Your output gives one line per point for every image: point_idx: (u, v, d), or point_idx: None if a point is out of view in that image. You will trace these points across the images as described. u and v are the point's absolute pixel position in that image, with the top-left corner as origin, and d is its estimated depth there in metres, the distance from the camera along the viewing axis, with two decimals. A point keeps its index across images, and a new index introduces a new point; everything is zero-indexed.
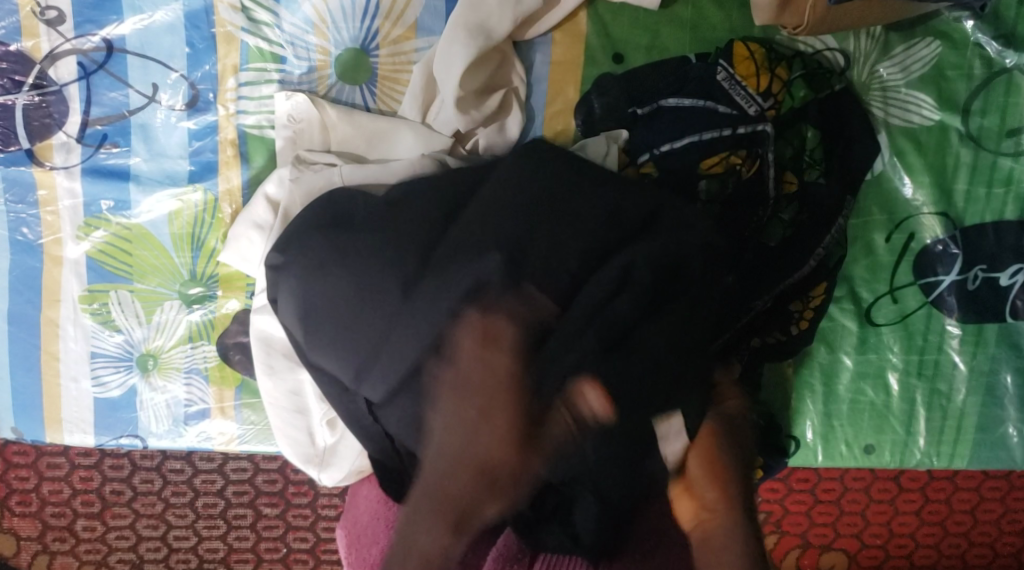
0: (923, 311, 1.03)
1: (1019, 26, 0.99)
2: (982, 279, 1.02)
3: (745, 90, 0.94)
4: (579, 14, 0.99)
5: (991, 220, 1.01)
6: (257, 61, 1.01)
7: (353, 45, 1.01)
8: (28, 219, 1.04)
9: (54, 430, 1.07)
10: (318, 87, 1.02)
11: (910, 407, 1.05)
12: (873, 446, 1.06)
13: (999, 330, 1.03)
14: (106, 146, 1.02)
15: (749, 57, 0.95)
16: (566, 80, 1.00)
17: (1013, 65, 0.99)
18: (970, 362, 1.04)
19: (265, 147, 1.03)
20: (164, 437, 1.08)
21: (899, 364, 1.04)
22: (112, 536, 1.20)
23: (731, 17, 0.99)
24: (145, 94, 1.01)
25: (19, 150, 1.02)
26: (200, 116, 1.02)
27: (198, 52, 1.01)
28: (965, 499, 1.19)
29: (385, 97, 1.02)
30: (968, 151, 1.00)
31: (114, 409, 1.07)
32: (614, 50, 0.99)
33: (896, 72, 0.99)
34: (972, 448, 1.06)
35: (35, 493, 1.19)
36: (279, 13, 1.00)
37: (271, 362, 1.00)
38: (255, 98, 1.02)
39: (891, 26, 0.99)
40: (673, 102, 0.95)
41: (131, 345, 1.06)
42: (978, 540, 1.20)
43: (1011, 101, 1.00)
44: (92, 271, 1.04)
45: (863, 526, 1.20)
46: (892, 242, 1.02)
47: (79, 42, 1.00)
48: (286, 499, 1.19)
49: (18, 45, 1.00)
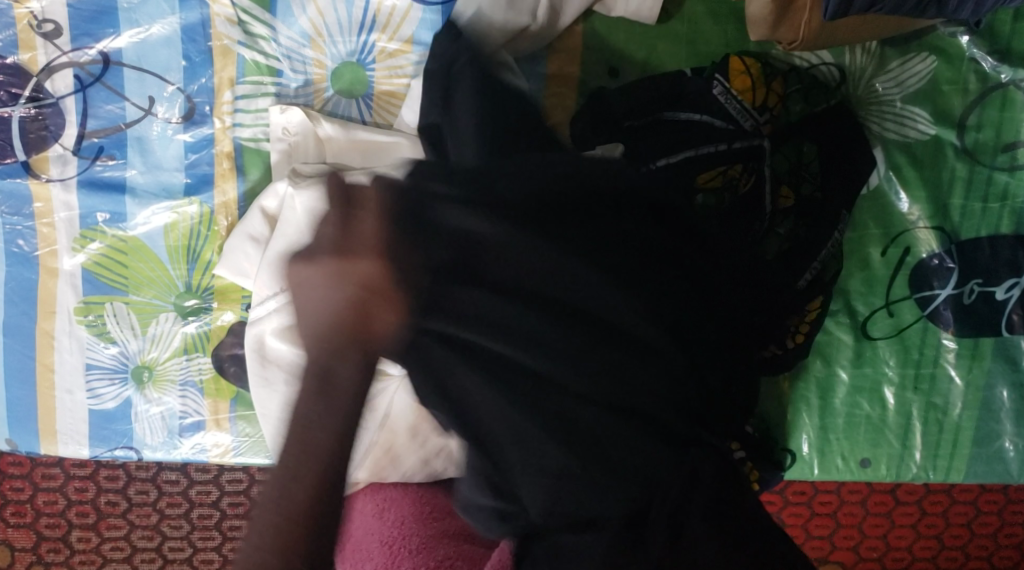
0: (917, 326, 1.02)
1: (1014, 41, 0.99)
2: (977, 293, 1.01)
3: (757, 106, 0.96)
4: (574, 29, 1.00)
5: (986, 234, 1.01)
6: (253, 75, 1.02)
7: (351, 60, 1.01)
8: (24, 230, 1.04)
9: (49, 442, 1.08)
10: (315, 101, 1.02)
11: (906, 421, 1.04)
12: (869, 461, 1.05)
13: (995, 343, 1.02)
14: (102, 159, 1.03)
15: (745, 71, 0.96)
16: (564, 94, 1.00)
17: (1008, 80, 0.99)
18: (966, 376, 1.03)
19: (261, 159, 1.03)
20: (159, 449, 1.08)
21: (894, 378, 1.04)
22: (107, 548, 1.20)
23: (727, 33, 0.99)
24: (142, 107, 1.02)
25: (15, 162, 1.03)
26: (197, 128, 1.02)
27: (194, 65, 1.01)
28: (960, 512, 1.19)
29: (381, 110, 1.02)
30: (963, 165, 1.00)
31: (109, 422, 1.07)
32: (609, 64, 1.00)
33: (891, 86, 0.99)
34: (968, 463, 1.05)
35: (29, 504, 1.19)
36: (276, 27, 1.00)
37: (266, 375, 0.99)
38: (252, 110, 1.02)
39: (886, 42, 0.99)
40: (672, 116, 0.94)
41: (126, 357, 1.06)
42: (975, 553, 1.20)
43: (1006, 115, 0.99)
44: (89, 283, 1.05)
45: (859, 539, 1.20)
46: (888, 256, 1.01)
47: (76, 55, 1.01)
48: None
49: (16, 58, 1.01)
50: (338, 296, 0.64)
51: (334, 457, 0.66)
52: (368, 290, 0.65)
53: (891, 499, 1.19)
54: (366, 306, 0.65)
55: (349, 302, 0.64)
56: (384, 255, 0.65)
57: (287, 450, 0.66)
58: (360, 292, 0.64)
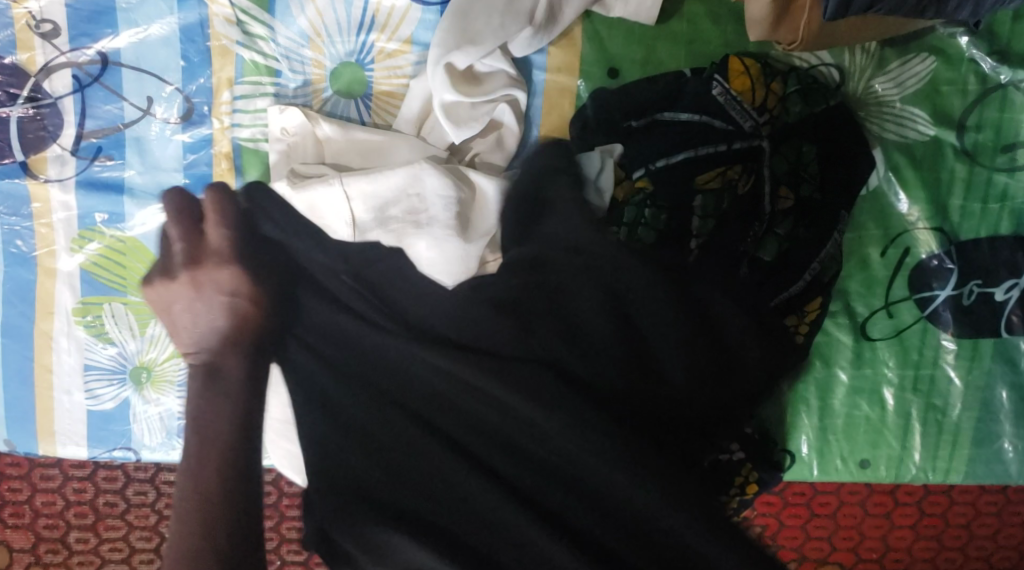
0: (917, 327, 1.02)
1: (1013, 42, 0.99)
2: (977, 294, 1.01)
3: (756, 107, 0.95)
4: (574, 28, 1.00)
5: (986, 235, 1.01)
6: (252, 75, 1.01)
7: (350, 60, 1.01)
8: (22, 231, 1.04)
9: (47, 443, 1.08)
10: (313, 102, 1.02)
11: (905, 422, 1.04)
12: (868, 462, 1.05)
13: (994, 344, 1.02)
14: (100, 159, 1.02)
15: (744, 72, 0.95)
16: (563, 95, 1.01)
17: (1008, 81, 0.99)
18: (965, 378, 1.03)
19: (260, 160, 1.03)
20: (158, 450, 1.08)
21: (893, 380, 1.04)
22: (105, 548, 1.20)
23: (726, 33, 0.99)
24: (140, 107, 1.02)
25: (13, 162, 1.02)
26: (195, 129, 1.02)
27: (193, 65, 1.01)
28: (960, 513, 1.19)
29: (380, 111, 1.02)
30: (962, 166, 1.00)
31: (107, 422, 1.07)
32: (609, 65, 1.00)
33: (891, 87, 0.99)
34: (967, 464, 1.05)
35: (28, 505, 1.19)
36: (274, 27, 1.00)
37: None
38: (250, 111, 1.02)
39: (885, 42, 0.99)
40: (668, 116, 0.95)
41: (125, 357, 1.06)
42: (974, 554, 1.20)
43: (1005, 116, 0.99)
44: (87, 283, 1.05)
45: (859, 540, 1.20)
46: (888, 257, 1.01)
47: (74, 55, 1.00)
48: (280, 511, 1.19)
49: (14, 58, 1.00)
50: (212, 305, 0.83)
51: (230, 447, 0.79)
52: (234, 289, 0.83)
53: (890, 500, 1.19)
54: (235, 305, 0.83)
55: (224, 303, 0.82)
56: (239, 261, 0.84)
57: (188, 448, 0.79)
58: (230, 292, 0.83)
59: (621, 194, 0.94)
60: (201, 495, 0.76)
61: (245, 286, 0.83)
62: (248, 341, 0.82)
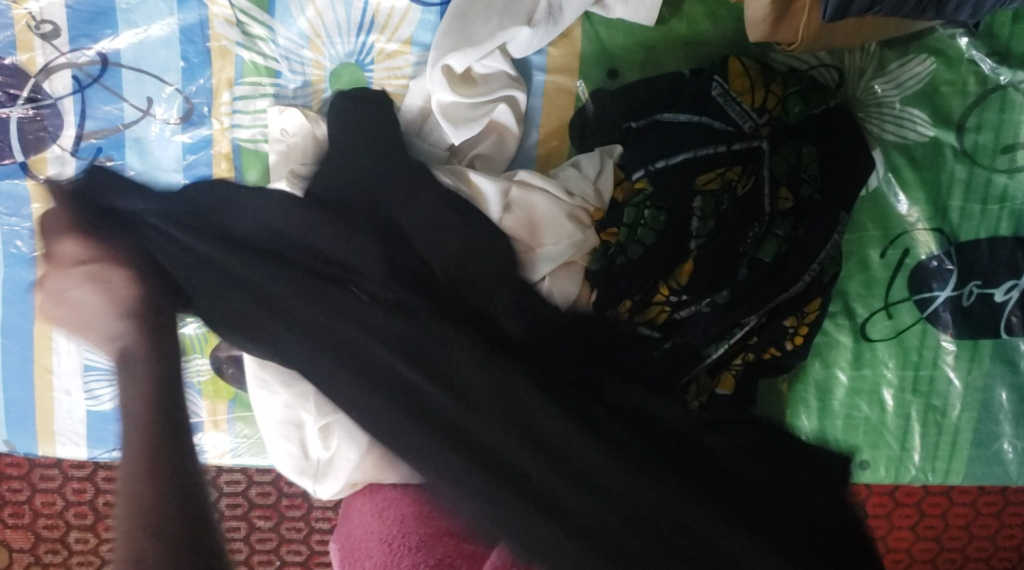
0: (917, 327, 1.02)
1: (1013, 43, 0.99)
2: (977, 295, 1.01)
3: (756, 107, 0.95)
4: (574, 28, 1.00)
5: (986, 236, 1.01)
6: (252, 75, 1.01)
7: (349, 60, 1.01)
8: (22, 231, 1.04)
9: (47, 443, 1.08)
10: (313, 102, 1.02)
11: (904, 423, 1.04)
12: (868, 462, 1.05)
13: (994, 346, 1.02)
14: (100, 159, 1.02)
15: (744, 73, 0.95)
16: (563, 97, 1.01)
17: (1008, 82, 0.99)
18: (965, 379, 1.03)
19: (260, 161, 1.03)
20: None
21: (893, 380, 1.04)
22: (105, 549, 1.20)
23: (726, 33, 0.99)
24: (140, 107, 1.02)
25: (13, 163, 1.02)
26: (195, 130, 1.02)
27: (193, 66, 1.01)
28: (959, 514, 1.19)
29: None
30: (962, 167, 1.00)
31: (107, 423, 1.07)
32: (609, 65, 1.00)
33: (891, 88, 0.99)
34: (966, 464, 1.05)
35: (27, 505, 1.19)
36: (274, 27, 1.00)
37: (263, 375, 0.98)
38: (250, 112, 1.02)
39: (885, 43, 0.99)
40: (669, 118, 0.94)
41: None
42: (974, 555, 1.20)
43: (1005, 117, 0.99)
44: None
45: None
46: (887, 258, 1.01)
47: (74, 56, 1.01)
48: (280, 512, 1.19)
49: (14, 59, 1.01)
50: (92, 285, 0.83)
51: (159, 428, 0.79)
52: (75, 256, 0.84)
53: (890, 501, 1.19)
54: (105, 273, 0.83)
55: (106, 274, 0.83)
56: (79, 234, 0.85)
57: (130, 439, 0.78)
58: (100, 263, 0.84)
59: (622, 195, 0.95)
60: (142, 475, 0.77)
61: (98, 250, 0.84)
62: (150, 298, 0.83)
